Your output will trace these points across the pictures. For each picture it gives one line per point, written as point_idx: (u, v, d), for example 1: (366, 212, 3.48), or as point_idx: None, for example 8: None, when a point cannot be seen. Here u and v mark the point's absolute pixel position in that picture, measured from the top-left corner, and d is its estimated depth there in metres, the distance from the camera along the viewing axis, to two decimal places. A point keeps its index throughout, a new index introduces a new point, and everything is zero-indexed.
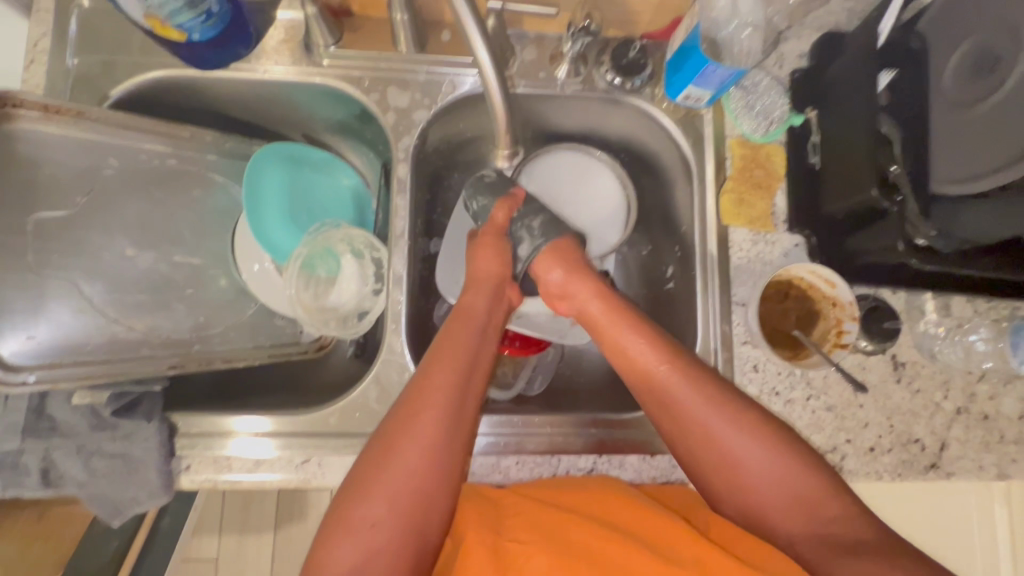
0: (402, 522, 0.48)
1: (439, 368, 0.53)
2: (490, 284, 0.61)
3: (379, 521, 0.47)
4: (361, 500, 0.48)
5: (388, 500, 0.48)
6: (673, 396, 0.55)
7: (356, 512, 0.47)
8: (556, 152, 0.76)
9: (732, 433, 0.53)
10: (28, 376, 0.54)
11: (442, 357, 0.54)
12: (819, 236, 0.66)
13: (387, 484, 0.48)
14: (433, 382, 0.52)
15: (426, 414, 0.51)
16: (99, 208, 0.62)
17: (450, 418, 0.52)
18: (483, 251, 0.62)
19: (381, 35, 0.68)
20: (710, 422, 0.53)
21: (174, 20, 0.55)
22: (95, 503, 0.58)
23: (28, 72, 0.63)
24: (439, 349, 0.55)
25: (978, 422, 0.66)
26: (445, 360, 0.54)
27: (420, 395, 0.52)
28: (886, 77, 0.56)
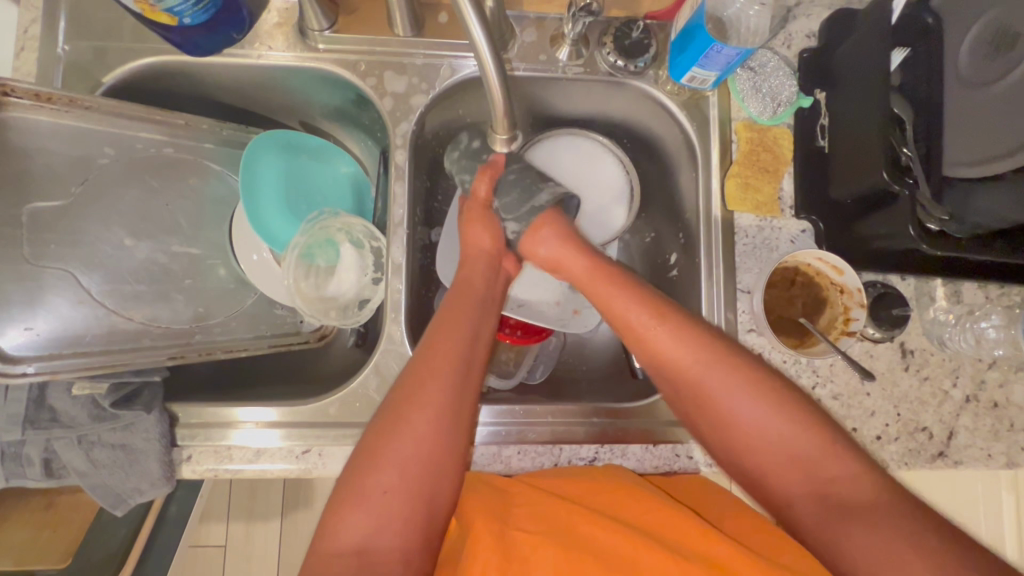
0: (412, 493, 0.48)
1: (445, 336, 0.54)
2: (482, 265, 0.61)
3: (391, 489, 0.47)
4: (371, 472, 0.48)
5: (399, 470, 0.48)
6: (668, 352, 0.54)
7: (367, 481, 0.47)
8: (559, 138, 0.74)
9: (721, 380, 0.52)
10: (28, 367, 0.54)
11: (447, 326, 0.54)
12: (827, 220, 0.65)
13: (396, 454, 0.48)
14: (437, 352, 0.52)
15: (433, 385, 0.51)
16: (94, 198, 0.61)
17: (457, 388, 0.52)
18: (471, 227, 0.62)
19: (377, 16, 0.66)
20: (711, 382, 0.52)
21: (164, 4, 0.53)
22: (97, 492, 0.58)
23: (18, 59, 0.61)
24: (443, 320, 0.55)
25: (987, 410, 0.65)
26: (450, 331, 0.54)
27: (428, 363, 0.52)
28: (897, 57, 0.56)
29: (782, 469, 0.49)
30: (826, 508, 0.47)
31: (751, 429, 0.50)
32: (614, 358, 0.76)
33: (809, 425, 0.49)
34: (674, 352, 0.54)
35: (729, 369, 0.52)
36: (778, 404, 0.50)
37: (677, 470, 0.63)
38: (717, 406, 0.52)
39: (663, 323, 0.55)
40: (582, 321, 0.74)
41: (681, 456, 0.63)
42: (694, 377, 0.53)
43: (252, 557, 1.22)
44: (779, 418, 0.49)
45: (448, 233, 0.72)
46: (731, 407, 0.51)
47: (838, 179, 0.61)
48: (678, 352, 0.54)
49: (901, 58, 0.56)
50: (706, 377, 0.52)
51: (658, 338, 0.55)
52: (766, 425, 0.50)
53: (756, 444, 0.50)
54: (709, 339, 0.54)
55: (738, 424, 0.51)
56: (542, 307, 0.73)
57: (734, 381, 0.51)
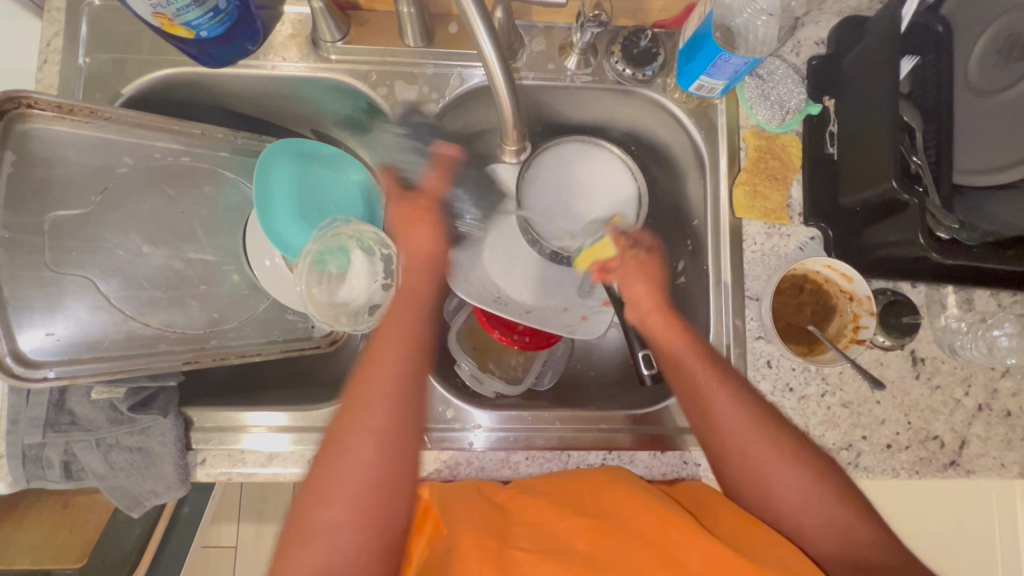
0: (364, 520, 0.48)
1: (383, 357, 0.54)
2: (431, 266, 0.61)
3: (340, 520, 0.48)
4: (321, 503, 0.48)
5: (349, 502, 0.48)
6: (721, 424, 0.55)
7: (315, 516, 0.48)
8: (566, 145, 0.73)
9: (768, 445, 0.54)
10: (48, 372, 0.56)
11: (383, 346, 0.54)
12: (836, 229, 0.65)
13: (343, 484, 0.49)
14: (375, 378, 0.53)
15: (377, 411, 0.51)
16: (113, 206, 0.63)
17: (399, 412, 0.52)
18: (418, 225, 0.61)
19: (388, 27, 0.67)
20: (758, 458, 0.54)
21: (182, 18, 0.55)
22: (114, 494, 0.59)
23: (41, 72, 0.63)
24: (379, 341, 0.55)
25: (1000, 419, 0.64)
26: (389, 350, 0.54)
27: (367, 388, 0.52)
28: (908, 64, 0.57)
29: (810, 527, 0.53)
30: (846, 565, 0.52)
31: (790, 499, 0.53)
32: (622, 364, 0.76)
33: (843, 499, 0.53)
34: (727, 423, 0.55)
35: (771, 442, 0.54)
36: (813, 473, 0.54)
37: (686, 477, 0.63)
38: (760, 477, 0.54)
39: (725, 387, 0.56)
40: (590, 327, 0.74)
41: (689, 464, 0.63)
42: (744, 448, 0.54)
43: (262, 558, 1.23)
44: (810, 483, 0.53)
45: (456, 242, 0.73)
46: (774, 476, 0.54)
47: (847, 187, 0.62)
48: (733, 422, 0.55)
49: (911, 66, 0.57)
50: (753, 450, 0.54)
51: (717, 405, 0.56)
52: (811, 489, 0.53)
53: (796, 501, 0.53)
54: (765, 413, 0.56)
55: (774, 493, 0.54)
56: (550, 312, 0.74)
57: (777, 458, 0.54)
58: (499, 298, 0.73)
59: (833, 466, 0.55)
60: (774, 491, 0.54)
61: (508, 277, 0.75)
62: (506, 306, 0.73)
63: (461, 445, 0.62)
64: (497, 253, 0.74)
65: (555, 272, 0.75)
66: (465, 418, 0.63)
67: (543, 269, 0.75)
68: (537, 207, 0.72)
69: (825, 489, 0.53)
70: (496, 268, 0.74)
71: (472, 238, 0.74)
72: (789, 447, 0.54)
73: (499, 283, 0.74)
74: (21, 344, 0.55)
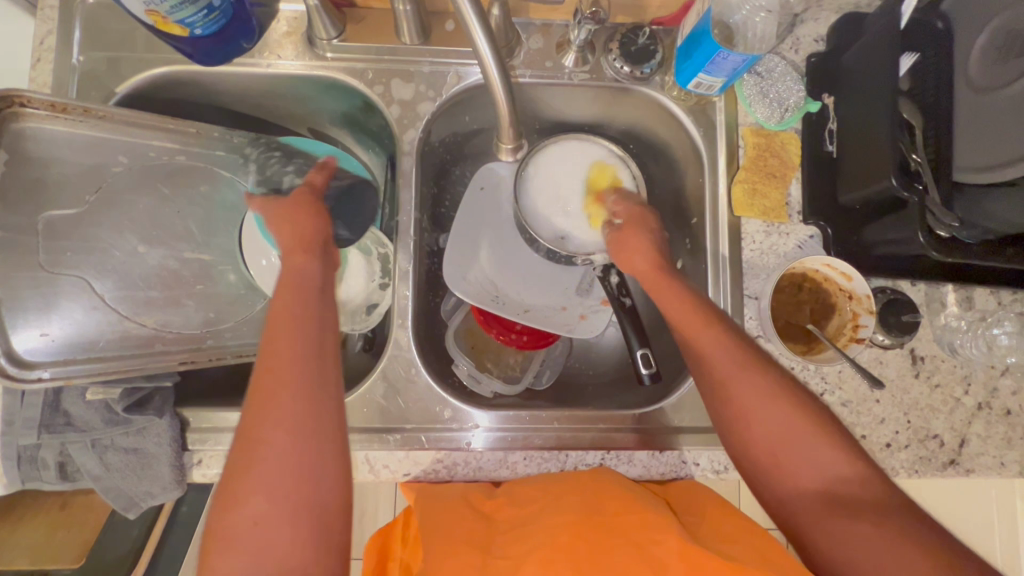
0: (289, 510, 0.42)
1: (279, 334, 0.47)
2: (309, 246, 0.54)
3: (261, 514, 0.42)
4: (234, 504, 0.42)
5: (268, 494, 0.42)
6: (708, 363, 0.54)
7: (232, 519, 0.41)
8: (560, 144, 0.72)
9: (744, 371, 0.52)
10: (43, 372, 0.56)
11: (279, 323, 0.47)
12: (836, 227, 0.64)
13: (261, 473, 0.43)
14: (277, 358, 0.46)
15: (283, 393, 0.45)
16: (109, 205, 0.62)
17: (306, 390, 0.45)
18: (293, 216, 0.55)
19: (384, 25, 0.66)
20: (743, 393, 0.52)
21: (176, 16, 0.54)
22: (110, 495, 0.59)
23: (35, 70, 0.63)
24: (273, 320, 0.48)
25: (1000, 417, 0.64)
26: (286, 327, 0.47)
27: (268, 370, 0.45)
28: (907, 61, 0.56)
29: (795, 464, 0.49)
30: (822, 501, 0.48)
31: (771, 431, 0.50)
32: (621, 363, 0.76)
33: (827, 437, 0.49)
34: (712, 359, 0.54)
35: (756, 374, 0.52)
36: (792, 403, 0.50)
37: (685, 476, 0.63)
38: (738, 408, 0.52)
39: (709, 327, 0.55)
40: (589, 327, 0.74)
41: (688, 463, 0.63)
42: (728, 383, 0.53)
43: None
44: (789, 417, 0.50)
45: (454, 239, 0.72)
46: (756, 407, 0.51)
47: (846, 185, 0.61)
48: (716, 359, 0.53)
49: (910, 62, 0.56)
50: (738, 384, 0.52)
51: (703, 341, 0.54)
52: (795, 423, 0.50)
53: (776, 428, 0.50)
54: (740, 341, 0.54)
55: (753, 425, 0.51)
56: (549, 312, 0.74)
57: (754, 387, 0.51)
58: (498, 298, 0.73)
59: (816, 400, 0.52)
60: (754, 424, 0.51)
61: (506, 277, 0.74)
62: (504, 305, 0.73)
63: (458, 444, 0.62)
64: (495, 253, 0.74)
65: (552, 271, 0.76)
66: (462, 418, 0.62)
67: (540, 269, 0.75)
68: (529, 206, 0.70)
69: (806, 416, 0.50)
70: (494, 268, 0.74)
71: (471, 237, 0.73)
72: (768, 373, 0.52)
73: (498, 283, 0.74)
74: (16, 344, 0.55)
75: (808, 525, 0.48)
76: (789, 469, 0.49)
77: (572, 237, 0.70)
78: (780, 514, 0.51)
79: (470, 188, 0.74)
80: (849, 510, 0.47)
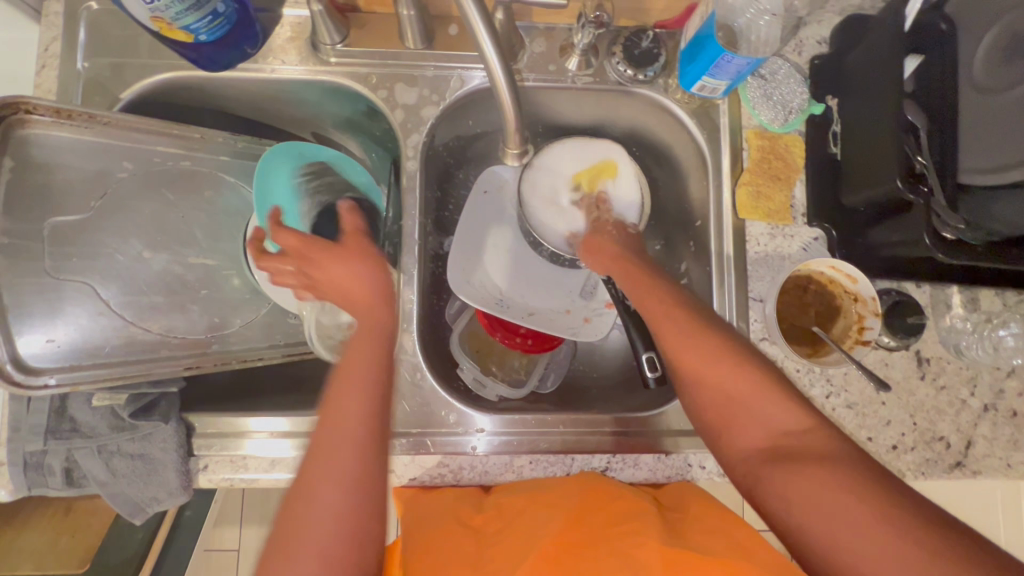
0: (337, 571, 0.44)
1: (346, 395, 0.50)
2: (372, 301, 0.55)
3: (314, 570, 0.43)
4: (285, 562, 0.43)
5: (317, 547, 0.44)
6: (659, 328, 0.55)
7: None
8: (570, 143, 0.71)
9: (689, 328, 0.53)
10: (49, 379, 0.55)
11: (346, 383, 0.50)
12: (839, 229, 0.64)
13: (313, 523, 0.44)
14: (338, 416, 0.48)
15: (344, 447, 0.47)
16: (113, 211, 0.63)
17: (365, 449, 0.48)
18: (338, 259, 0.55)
19: (388, 30, 0.66)
20: (690, 355, 0.53)
21: (180, 22, 0.54)
22: (116, 501, 0.59)
23: (40, 76, 0.63)
24: (341, 380, 0.51)
25: (1006, 419, 0.64)
26: (352, 388, 0.50)
27: (333, 429, 0.48)
28: (912, 64, 0.56)
29: (738, 416, 0.50)
30: (767, 455, 0.48)
31: (714, 383, 0.52)
32: (625, 366, 0.76)
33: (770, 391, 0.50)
34: (660, 324, 0.55)
35: (697, 334, 0.53)
36: (732, 357, 0.52)
37: (691, 479, 0.63)
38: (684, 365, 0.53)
39: (657, 294, 0.57)
40: (594, 330, 0.74)
41: (693, 467, 0.63)
42: (675, 346, 0.54)
43: None
44: (731, 370, 0.51)
45: (458, 245, 0.72)
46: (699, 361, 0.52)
47: (850, 187, 0.61)
48: (665, 321, 0.55)
49: (915, 65, 0.56)
50: (682, 347, 0.53)
51: (652, 307, 0.56)
52: (735, 372, 0.51)
53: (721, 387, 0.51)
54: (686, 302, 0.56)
55: (700, 380, 0.53)
56: (553, 315, 0.74)
57: (699, 343, 0.53)
58: (503, 301, 0.73)
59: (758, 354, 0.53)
60: (699, 378, 0.52)
61: (510, 280, 0.74)
62: (508, 308, 0.73)
63: (463, 448, 0.62)
64: (499, 255, 0.74)
65: (555, 274, 0.75)
66: (468, 423, 0.62)
67: (544, 271, 0.75)
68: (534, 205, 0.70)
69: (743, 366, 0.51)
70: (498, 271, 0.74)
71: (475, 241, 0.73)
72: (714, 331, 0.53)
73: (502, 286, 0.73)
74: (19, 346, 0.55)
75: (757, 480, 0.48)
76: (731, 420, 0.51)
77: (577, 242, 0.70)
78: (738, 477, 0.50)
79: (475, 190, 0.73)
80: (785, 458, 0.46)
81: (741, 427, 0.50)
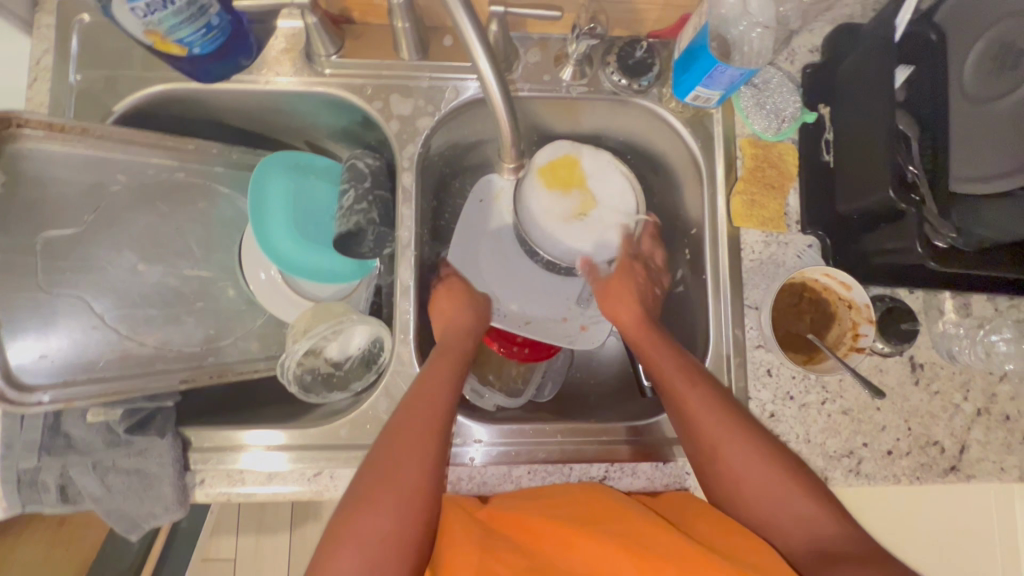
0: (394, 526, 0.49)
1: (418, 403, 0.55)
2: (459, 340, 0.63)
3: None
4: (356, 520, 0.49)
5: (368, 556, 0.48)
6: (700, 425, 0.57)
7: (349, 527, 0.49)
8: (575, 148, 0.71)
9: (714, 418, 0.56)
10: (42, 396, 0.55)
11: (420, 393, 0.56)
12: (832, 237, 0.65)
13: (369, 532, 0.48)
14: (408, 439, 0.53)
15: (406, 464, 0.52)
16: (106, 224, 0.62)
17: (431, 446, 0.53)
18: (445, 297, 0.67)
19: (383, 41, 0.67)
20: (733, 455, 0.55)
21: (174, 36, 0.54)
22: (111, 517, 0.58)
23: (32, 89, 0.63)
24: (417, 387, 0.57)
25: (999, 423, 0.65)
26: (422, 399, 0.56)
27: (400, 425, 0.54)
28: (904, 73, 0.58)
29: (775, 516, 0.54)
30: (813, 556, 0.51)
31: (745, 477, 0.55)
32: (622, 373, 0.77)
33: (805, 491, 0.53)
34: (702, 421, 0.57)
35: (736, 432, 0.56)
36: (765, 453, 0.55)
37: (689, 488, 0.63)
38: (717, 459, 0.56)
39: (697, 387, 0.58)
40: (590, 337, 0.75)
41: (692, 474, 0.63)
42: (717, 445, 0.56)
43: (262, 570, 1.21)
44: (764, 465, 0.54)
45: (455, 252, 0.73)
46: (731, 455, 0.55)
47: (844, 195, 0.62)
48: (707, 421, 0.56)
49: (906, 73, 0.57)
50: (726, 449, 0.56)
51: (691, 405, 0.58)
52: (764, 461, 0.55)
53: (751, 480, 0.55)
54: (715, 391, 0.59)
55: (731, 474, 0.56)
56: (550, 324, 0.74)
57: (740, 444, 0.55)
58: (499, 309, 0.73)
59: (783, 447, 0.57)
60: (732, 473, 0.55)
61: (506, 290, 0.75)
62: (504, 317, 0.74)
63: (461, 459, 0.62)
64: (496, 264, 0.74)
65: (550, 281, 0.76)
66: (466, 434, 0.62)
67: (539, 280, 0.75)
68: (535, 208, 0.70)
69: (775, 465, 0.54)
70: (494, 279, 0.74)
71: (468, 250, 0.74)
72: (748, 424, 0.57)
73: (499, 294, 0.74)
74: (9, 353, 0.54)
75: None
76: (769, 517, 0.54)
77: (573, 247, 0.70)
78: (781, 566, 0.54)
79: (469, 199, 0.75)
80: (832, 558, 0.50)
81: (781, 522, 0.54)
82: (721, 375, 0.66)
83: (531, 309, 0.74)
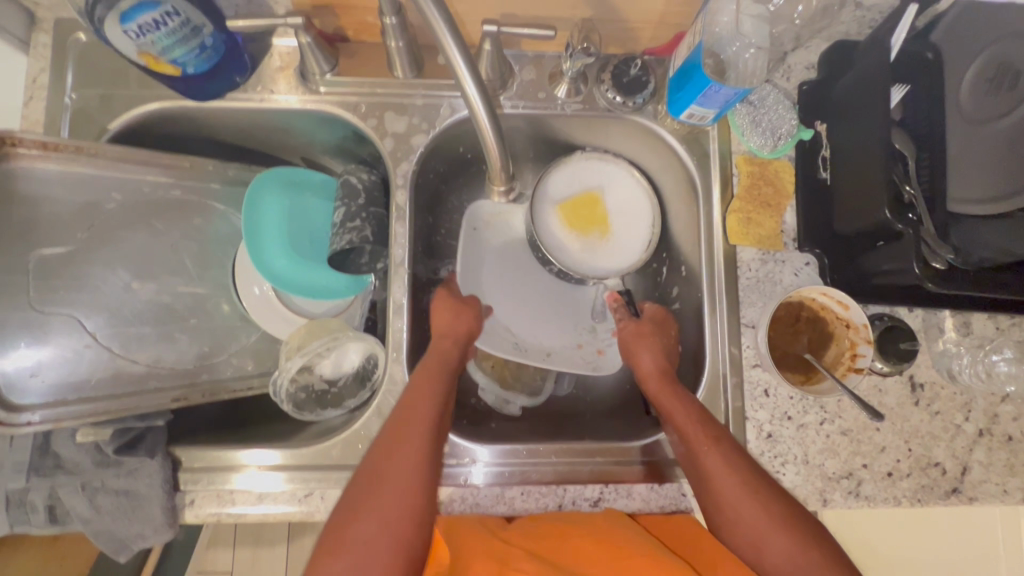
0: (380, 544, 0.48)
1: (406, 424, 0.54)
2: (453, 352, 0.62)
3: (354, 550, 0.48)
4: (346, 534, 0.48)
5: (369, 534, 0.48)
6: (713, 478, 0.55)
7: (342, 540, 0.48)
8: (586, 164, 0.72)
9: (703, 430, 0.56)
10: (32, 416, 0.55)
11: (409, 414, 0.55)
12: (831, 257, 0.64)
13: (370, 510, 0.49)
14: (401, 426, 0.54)
15: (405, 441, 0.53)
16: (100, 242, 0.62)
17: (416, 468, 0.52)
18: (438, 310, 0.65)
19: (378, 59, 0.67)
20: (736, 509, 0.53)
21: (168, 56, 0.54)
22: (100, 538, 0.58)
23: (27, 108, 0.63)
24: (404, 407, 0.55)
25: (1001, 444, 0.64)
26: (411, 421, 0.54)
27: (389, 442, 0.53)
28: (897, 94, 0.55)
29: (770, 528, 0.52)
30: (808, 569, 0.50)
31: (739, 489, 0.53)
32: (619, 390, 0.76)
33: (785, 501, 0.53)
34: (716, 481, 0.54)
35: (749, 490, 0.53)
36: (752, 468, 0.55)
37: (686, 510, 0.62)
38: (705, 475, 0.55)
39: (716, 444, 0.55)
40: (611, 360, 0.74)
41: (688, 496, 0.62)
42: (716, 482, 0.54)
43: None
44: (748, 478, 0.54)
45: (467, 285, 0.72)
46: (721, 468, 0.54)
47: (840, 213, 0.61)
48: (725, 483, 0.54)
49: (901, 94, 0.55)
50: (740, 508, 0.53)
51: (711, 465, 0.55)
52: (753, 475, 0.54)
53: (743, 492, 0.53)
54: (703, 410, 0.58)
55: (721, 485, 0.54)
56: (569, 355, 0.73)
57: (728, 456, 0.55)
58: (520, 344, 0.72)
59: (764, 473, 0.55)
60: (722, 486, 0.54)
61: (519, 320, 0.74)
62: (527, 351, 0.72)
63: (456, 479, 0.61)
64: (505, 288, 0.74)
65: (566, 301, 0.76)
66: (460, 453, 0.62)
67: (553, 304, 0.76)
68: (544, 219, 0.71)
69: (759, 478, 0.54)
70: (508, 309, 0.73)
71: (479, 284, 0.73)
72: (734, 446, 0.56)
73: (515, 329, 0.73)
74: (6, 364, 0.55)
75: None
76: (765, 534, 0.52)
77: (584, 262, 0.70)
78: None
79: (464, 232, 0.73)
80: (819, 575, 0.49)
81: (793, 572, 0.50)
82: (717, 396, 0.65)
83: (546, 338, 0.73)
